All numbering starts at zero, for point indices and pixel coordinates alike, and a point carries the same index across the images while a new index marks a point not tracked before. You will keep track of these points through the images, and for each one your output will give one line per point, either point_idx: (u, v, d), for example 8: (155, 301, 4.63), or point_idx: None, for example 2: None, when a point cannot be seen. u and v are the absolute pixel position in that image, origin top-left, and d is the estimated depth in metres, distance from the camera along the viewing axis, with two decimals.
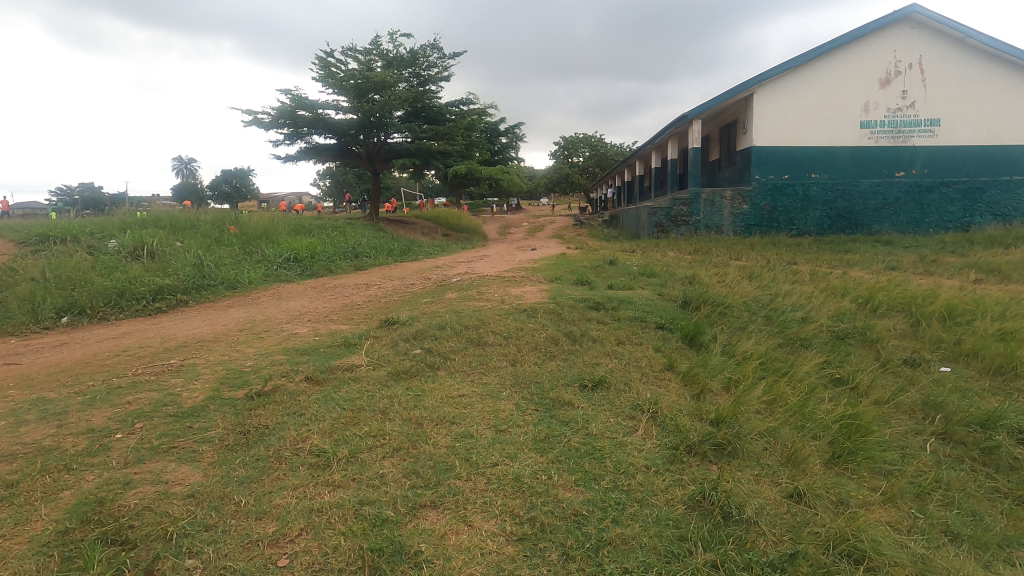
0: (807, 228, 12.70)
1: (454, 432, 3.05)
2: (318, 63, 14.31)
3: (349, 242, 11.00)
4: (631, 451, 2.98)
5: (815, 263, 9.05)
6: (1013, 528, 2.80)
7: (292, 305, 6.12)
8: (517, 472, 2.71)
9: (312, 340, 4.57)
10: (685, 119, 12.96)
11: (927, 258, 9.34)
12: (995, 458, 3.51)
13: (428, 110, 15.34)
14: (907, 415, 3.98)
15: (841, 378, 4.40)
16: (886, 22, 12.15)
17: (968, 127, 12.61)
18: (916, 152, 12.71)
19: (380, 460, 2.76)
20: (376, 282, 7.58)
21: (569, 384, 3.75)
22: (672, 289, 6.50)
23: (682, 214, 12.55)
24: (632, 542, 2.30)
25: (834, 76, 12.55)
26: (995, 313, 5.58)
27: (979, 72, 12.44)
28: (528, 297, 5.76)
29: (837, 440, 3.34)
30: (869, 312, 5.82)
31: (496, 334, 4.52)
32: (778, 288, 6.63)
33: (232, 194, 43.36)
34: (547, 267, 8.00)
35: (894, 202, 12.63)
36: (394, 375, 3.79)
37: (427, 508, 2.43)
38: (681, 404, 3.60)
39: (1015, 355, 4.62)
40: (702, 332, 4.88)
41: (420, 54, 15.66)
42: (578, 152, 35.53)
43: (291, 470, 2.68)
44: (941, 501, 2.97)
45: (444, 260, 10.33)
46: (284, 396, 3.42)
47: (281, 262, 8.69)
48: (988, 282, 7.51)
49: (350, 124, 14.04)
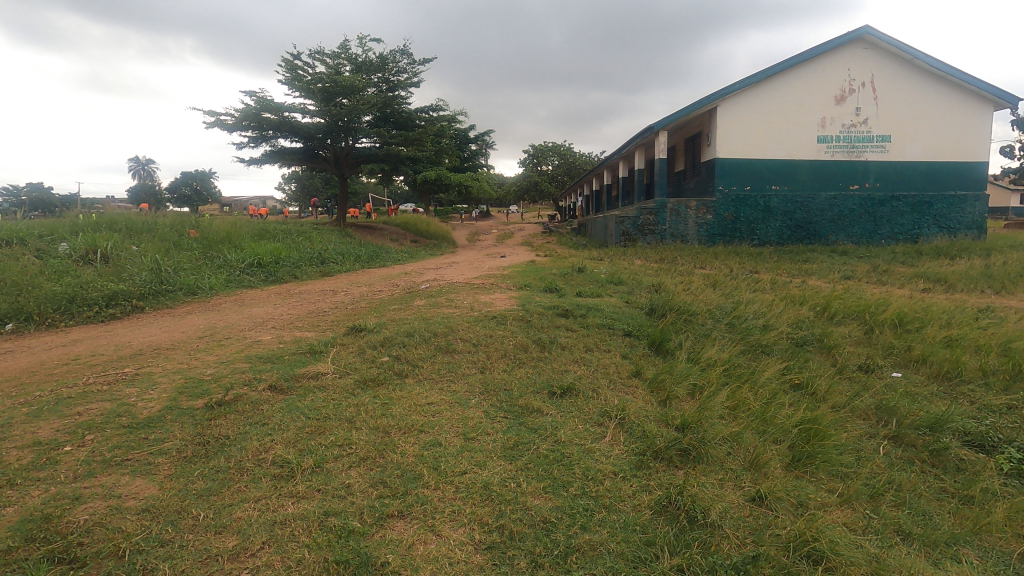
0: (768, 238, 13.19)
1: (422, 440, 3.01)
2: (284, 65, 14.06)
3: (315, 247, 10.81)
4: (599, 458, 3.00)
5: (776, 272, 9.34)
6: (959, 526, 2.95)
7: (255, 312, 5.98)
8: (486, 480, 2.70)
9: (276, 348, 4.46)
10: (652, 130, 13.23)
11: (881, 268, 9.75)
12: (944, 460, 3.69)
13: (398, 116, 15.25)
14: (861, 419, 4.13)
15: (800, 383, 4.54)
16: (841, 42, 12.71)
17: (916, 143, 13.26)
18: (869, 166, 13.26)
19: (346, 470, 2.70)
20: (343, 289, 7.48)
21: (537, 391, 3.76)
22: (639, 296, 6.61)
23: (649, 223, 12.81)
24: (600, 548, 2.31)
25: (793, 92, 13.03)
26: (942, 321, 5.87)
27: (926, 94, 13.12)
28: (498, 304, 5.77)
29: (796, 444, 3.45)
30: (825, 319, 6.05)
31: (465, 341, 4.50)
32: (741, 296, 6.80)
33: (193, 198, 42.09)
34: (517, 275, 8.01)
35: (849, 214, 13.24)
36: (361, 384, 3.73)
37: (395, 518, 2.40)
38: (647, 410, 3.64)
39: (959, 361, 4.89)
40: (668, 339, 4.96)
41: (389, 59, 15.55)
42: (547, 161, 35.92)
43: (253, 481, 2.60)
44: (893, 501, 3.10)
45: (412, 266, 10.29)
46: (246, 405, 3.33)
47: (243, 268, 8.47)
48: (935, 292, 7.90)
49: (317, 128, 13.78)
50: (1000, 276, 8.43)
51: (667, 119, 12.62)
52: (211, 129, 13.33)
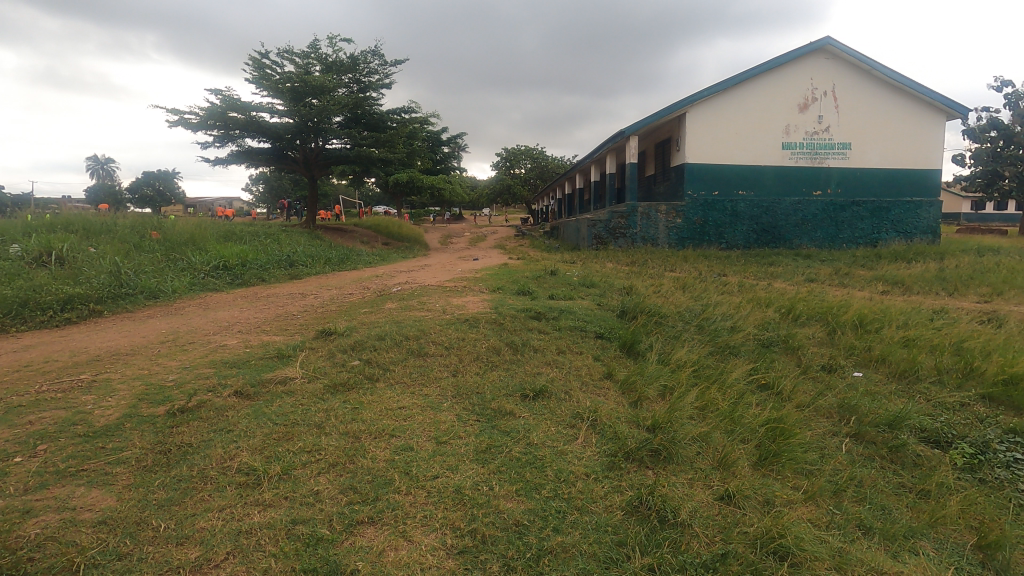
0: (735, 242, 13.49)
1: (393, 445, 2.97)
2: (252, 63, 13.76)
3: (283, 250, 10.60)
4: (572, 459, 3.02)
5: (743, 275, 9.56)
6: (916, 520, 3.05)
7: (220, 316, 5.81)
8: (458, 484, 2.67)
9: (242, 352, 4.34)
10: (623, 135, 13.39)
11: (842, 271, 10.07)
12: (902, 455, 3.82)
13: (369, 117, 15.08)
14: (825, 417, 4.25)
15: (767, 384, 4.65)
16: (804, 52, 13.11)
17: (875, 150, 13.75)
18: (831, 172, 13.69)
19: (314, 477, 2.65)
20: (312, 292, 7.35)
21: (510, 394, 3.75)
22: (610, 299, 6.68)
23: (620, 226, 12.96)
24: (572, 550, 2.32)
25: (758, 100, 13.38)
26: (900, 322, 6.09)
27: (884, 103, 13.63)
28: (470, 307, 5.74)
29: (763, 443, 3.52)
30: (790, 321, 6.22)
31: (437, 344, 4.47)
32: (709, 298, 6.93)
33: (155, 198, 40.74)
34: (489, 277, 8.01)
35: (812, 218, 13.64)
36: (331, 389, 3.66)
37: (365, 525, 2.36)
38: (619, 411, 3.68)
39: (916, 361, 5.08)
40: (639, 341, 5.02)
41: (360, 60, 15.33)
42: (519, 165, 36.06)
43: (217, 490, 2.52)
44: (855, 497, 3.19)
45: (384, 269, 10.18)
46: (210, 411, 3.23)
47: (208, 270, 8.25)
48: (893, 294, 8.20)
49: (285, 128, 13.52)
50: (953, 278, 8.81)
51: (638, 124, 12.79)
52: (175, 128, 12.94)
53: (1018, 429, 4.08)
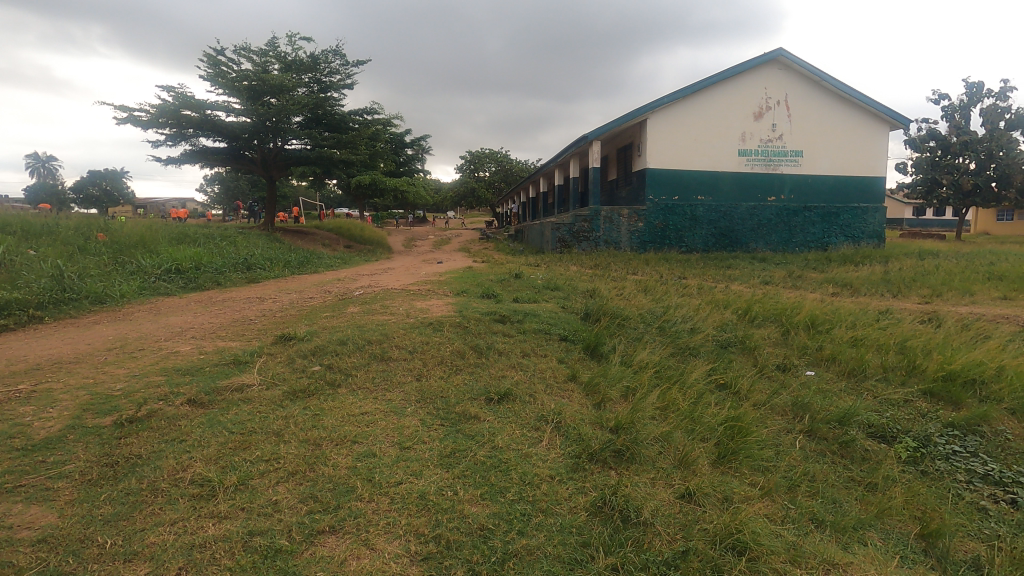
0: (694, 245, 13.85)
1: (355, 452, 2.92)
2: (206, 60, 13.34)
3: (240, 253, 10.28)
4: (536, 462, 3.02)
5: (702, 278, 9.82)
6: (865, 512, 3.19)
7: (172, 321, 5.59)
8: (422, 490, 2.64)
9: (196, 359, 4.19)
10: (586, 139, 13.55)
11: (795, 273, 10.47)
12: (851, 450, 3.99)
13: (330, 118, 14.80)
14: (780, 415, 4.39)
15: (725, 383, 4.77)
16: (758, 62, 13.58)
17: (825, 158, 14.34)
18: (784, 179, 14.21)
19: (273, 486, 2.57)
20: (271, 296, 7.15)
21: (475, 398, 3.74)
22: (574, 302, 6.75)
23: (583, 230, 13.11)
24: (537, 552, 2.32)
25: (716, 108, 13.78)
26: (849, 322, 6.36)
27: (833, 113, 14.24)
28: (434, 311, 5.69)
29: (722, 441, 3.61)
30: (747, 322, 6.42)
31: (401, 348, 4.42)
32: (670, 301, 7.09)
33: (101, 198, 38.90)
34: (454, 281, 7.99)
35: (767, 223, 14.12)
36: (291, 395, 3.57)
37: (326, 534, 2.30)
38: (583, 413, 3.72)
39: (863, 360, 5.31)
40: (602, 343, 5.09)
41: (321, 60, 15.04)
42: (483, 167, 36.06)
43: (167, 504, 2.42)
44: (808, 492, 3.31)
45: (347, 272, 10.02)
46: (161, 421, 3.10)
47: (159, 274, 7.93)
48: (842, 296, 8.58)
49: (242, 127, 13.15)
50: (896, 281, 9.26)
51: (600, 129, 12.99)
52: (122, 125, 12.40)
53: (956, 422, 4.32)
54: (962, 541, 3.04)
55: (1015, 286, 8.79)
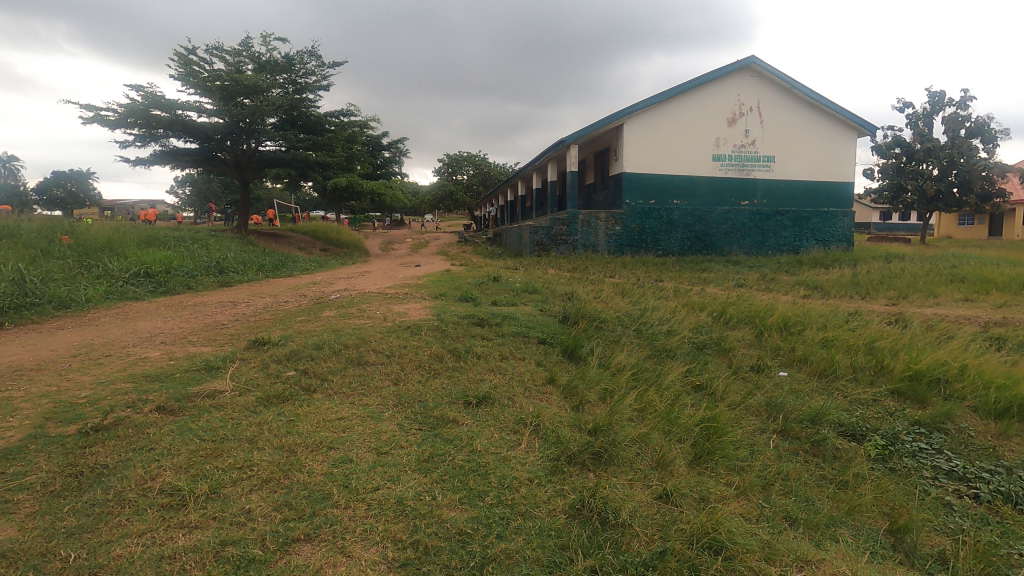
0: (670, 249, 14.03)
1: (331, 458, 2.87)
2: (178, 59, 13.07)
3: (212, 256, 10.06)
4: (515, 465, 3.02)
5: (678, 281, 9.96)
6: (836, 509, 3.27)
7: (141, 326, 5.43)
8: (400, 495, 2.61)
9: (165, 364, 4.08)
10: (564, 143, 13.63)
11: (768, 276, 10.68)
12: (823, 449, 4.08)
13: (305, 119, 14.61)
14: (754, 416, 4.46)
15: (701, 385, 4.84)
16: (732, 69, 13.85)
17: (796, 164, 14.67)
18: (757, 184, 14.50)
19: (245, 495, 2.51)
20: (244, 300, 7.02)
21: (453, 402, 3.72)
22: (552, 305, 6.77)
23: (561, 233, 13.17)
24: (516, 556, 2.32)
25: (691, 114, 14.01)
26: (820, 324, 6.51)
27: (803, 120, 14.60)
28: (412, 314, 5.64)
29: (698, 442, 3.65)
30: (722, 324, 6.52)
31: (378, 352, 4.37)
32: (647, 303, 7.17)
33: (65, 200, 37.66)
34: (431, 284, 7.95)
35: (741, 227, 14.39)
36: (264, 401, 3.50)
37: (301, 542, 2.26)
38: (561, 416, 3.72)
39: (834, 360, 5.44)
40: (580, 345, 5.12)
41: (296, 61, 14.84)
42: (461, 171, 35.99)
43: (136, 514, 2.34)
44: (782, 490, 3.37)
45: (322, 276, 9.88)
46: (129, 429, 3.01)
47: (127, 278, 7.71)
48: (814, 298, 8.79)
49: (215, 128, 12.90)
50: (864, 283, 9.53)
51: (577, 133, 13.08)
52: (89, 125, 12.06)
53: (922, 420, 4.45)
54: (928, 536, 3.13)
55: (976, 288, 9.12)
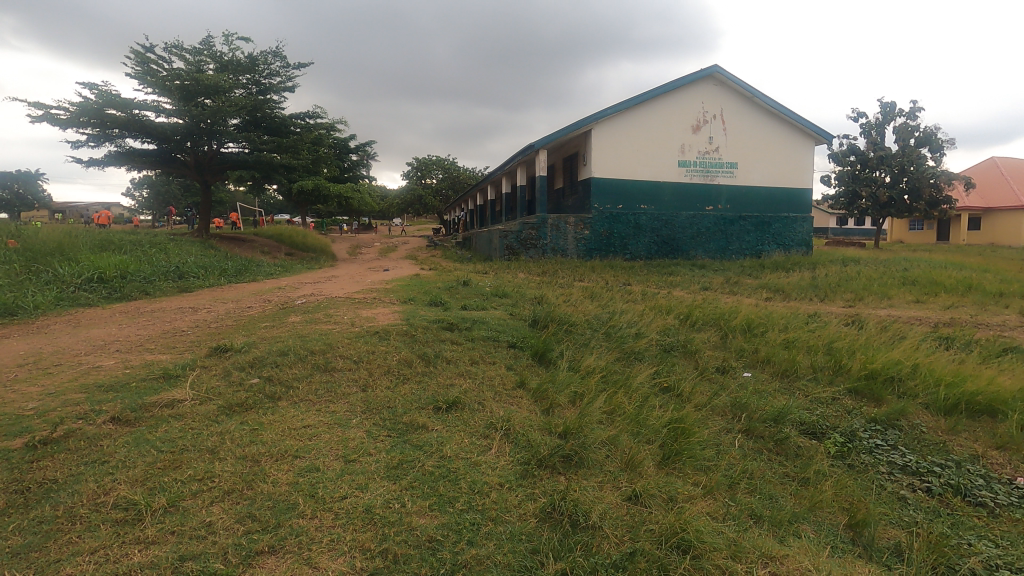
0: (638, 253, 14.23)
1: (297, 467, 2.80)
2: (134, 57, 12.64)
3: (171, 261, 9.72)
4: (485, 470, 3.00)
5: (646, 284, 10.11)
6: (799, 506, 3.36)
7: (94, 334, 5.20)
8: (369, 503, 2.56)
9: (120, 374, 3.91)
10: (533, 148, 13.70)
11: (732, 279, 10.95)
12: (786, 447, 4.19)
13: (270, 121, 14.30)
14: (720, 416, 4.55)
15: (668, 386, 4.91)
16: (696, 78, 14.19)
17: (758, 170, 15.10)
18: (721, 189, 14.87)
19: (206, 507, 2.43)
20: (205, 306, 6.80)
21: (422, 407, 3.68)
22: (522, 309, 6.78)
23: (531, 237, 13.22)
24: (487, 561, 2.30)
25: (657, 120, 14.27)
26: (781, 325, 6.70)
27: (764, 128, 15.04)
28: (380, 319, 5.56)
29: (666, 443, 3.71)
30: (688, 326, 6.65)
31: (345, 358, 4.29)
32: (615, 307, 7.25)
33: (12, 203, 35.88)
34: (400, 289, 7.87)
35: (706, 231, 14.72)
36: (226, 410, 3.39)
37: (265, 555, 2.19)
38: (531, 419, 3.73)
39: (795, 360, 5.61)
40: (550, 349, 5.13)
41: (260, 61, 14.51)
42: (430, 174, 35.79)
43: (88, 531, 2.24)
44: (747, 488, 3.45)
45: (288, 281, 9.67)
46: (80, 442, 2.87)
47: (79, 284, 7.39)
48: (776, 300, 9.05)
49: (174, 129, 12.50)
50: (823, 286, 9.86)
51: (546, 138, 13.17)
52: (38, 124, 11.54)
53: (878, 418, 4.63)
54: (885, 529, 3.24)
55: (926, 290, 9.54)
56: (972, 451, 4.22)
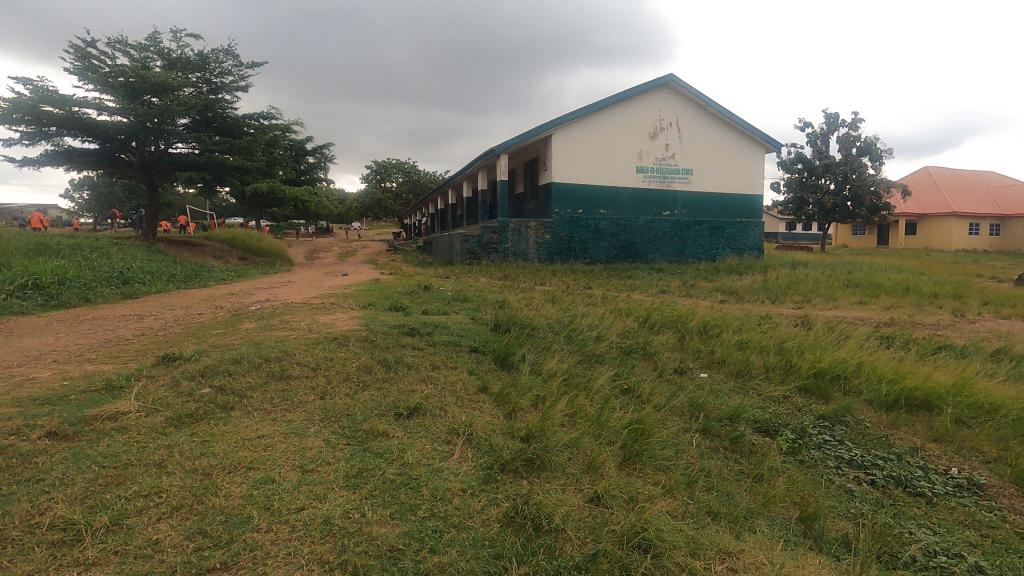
0: (598, 257, 14.43)
1: (251, 479, 2.70)
2: (74, 52, 12.01)
3: (114, 266, 9.26)
4: (447, 476, 2.97)
5: (605, 288, 10.26)
6: (754, 502, 3.46)
7: (28, 344, 4.89)
8: (327, 514, 2.50)
9: (58, 386, 3.69)
10: (494, 153, 13.74)
11: (688, 283, 11.23)
12: (741, 445, 4.32)
13: (221, 121, 13.83)
14: (678, 416, 4.65)
15: (628, 388, 4.99)
16: (652, 86, 14.54)
17: (711, 177, 15.57)
18: (677, 195, 15.25)
19: (153, 524, 2.31)
20: (152, 313, 6.50)
21: (383, 414, 3.61)
22: (484, 313, 6.77)
23: (492, 241, 13.22)
24: (449, 569, 2.27)
25: (616, 127, 14.54)
26: (735, 327, 6.92)
27: (717, 136, 15.53)
28: (339, 325, 5.44)
29: (626, 444, 3.76)
30: (647, 329, 6.78)
31: (302, 365, 4.17)
32: (576, 310, 7.33)
33: None
34: (360, 294, 7.72)
35: (663, 236, 15.06)
36: (175, 421, 3.24)
37: (217, 572, 2.10)
38: (494, 424, 3.71)
39: (749, 361, 5.79)
40: (512, 353, 5.13)
41: (211, 59, 14.02)
42: (390, 178, 35.37)
43: (21, 556, 2.09)
44: (704, 486, 3.53)
45: (241, 286, 9.35)
46: (12, 460, 2.69)
47: (12, 291, 6.95)
48: (729, 302, 9.33)
49: (118, 128, 11.93)
50: (774, 288, 10.24)
51: (507, 143, 13.22)
52: None
53: (825, 414, 4.83)
54: (833, 521, 3.38)
55: (868, 292, 10.03)
56: (911, 444, 4.45)
